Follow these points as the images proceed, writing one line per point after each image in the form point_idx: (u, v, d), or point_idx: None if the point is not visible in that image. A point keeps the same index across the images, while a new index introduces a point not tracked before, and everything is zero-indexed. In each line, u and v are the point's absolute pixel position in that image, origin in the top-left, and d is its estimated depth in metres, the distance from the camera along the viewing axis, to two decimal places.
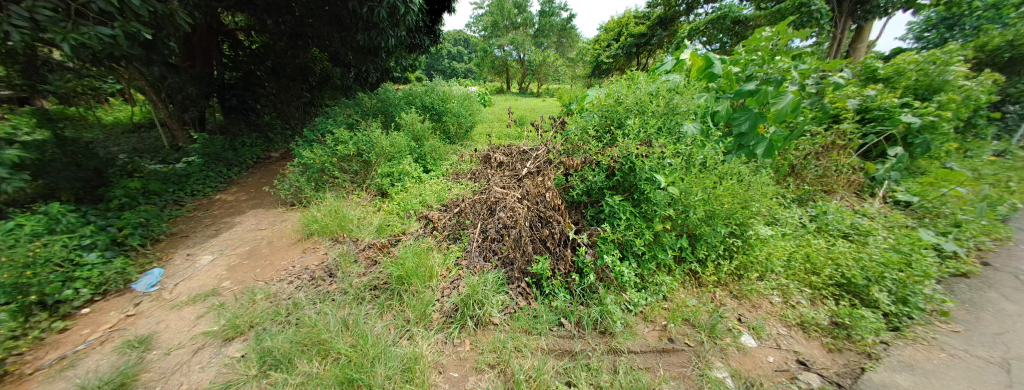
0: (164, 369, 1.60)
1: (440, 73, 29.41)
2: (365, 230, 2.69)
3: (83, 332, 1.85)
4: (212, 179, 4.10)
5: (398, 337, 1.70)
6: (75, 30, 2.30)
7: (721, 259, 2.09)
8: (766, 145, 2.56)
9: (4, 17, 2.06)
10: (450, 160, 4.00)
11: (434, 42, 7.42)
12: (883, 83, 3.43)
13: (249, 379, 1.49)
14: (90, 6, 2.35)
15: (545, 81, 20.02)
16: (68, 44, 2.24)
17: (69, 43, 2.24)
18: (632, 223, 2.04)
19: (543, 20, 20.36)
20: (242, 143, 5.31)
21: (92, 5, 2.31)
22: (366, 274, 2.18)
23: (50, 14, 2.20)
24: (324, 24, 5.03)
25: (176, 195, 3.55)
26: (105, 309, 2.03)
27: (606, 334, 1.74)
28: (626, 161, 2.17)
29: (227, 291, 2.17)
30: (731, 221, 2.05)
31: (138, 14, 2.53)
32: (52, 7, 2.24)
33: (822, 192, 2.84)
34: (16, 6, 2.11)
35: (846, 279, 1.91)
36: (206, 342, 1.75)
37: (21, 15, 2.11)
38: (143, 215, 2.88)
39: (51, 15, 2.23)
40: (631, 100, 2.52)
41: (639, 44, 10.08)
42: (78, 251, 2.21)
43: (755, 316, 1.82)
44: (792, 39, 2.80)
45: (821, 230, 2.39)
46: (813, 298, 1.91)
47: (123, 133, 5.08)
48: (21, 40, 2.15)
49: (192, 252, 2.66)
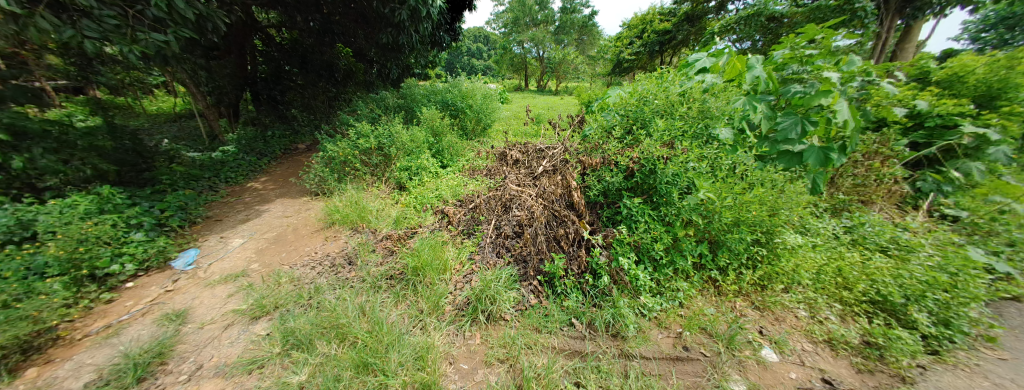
0: (197, 342, 1.72)
1: (460, 70, 29.80)
2: (383, 221, 2.76)
3: (127, 304, 2.02)
4: (244, 167, 4.34)
5: (412, 326, 1.75)
6: (135, 39, 2.61)
7: (744, 268, 2.01)
8: (819, 155, 2.29)
9: (78, 29, 2.39)
10: (467, 157, 4.05)
11: (455, 38, 7.49)
12: (937, 87, 3.13)
13: (273, 356, 1.57)
14: (144, 13, 2.65)
15: (565, 78, 19.75)
16: (134, 53, 2.58)
17: (134, 52, 2.58)
18: (651, 226, 1.98)
19: (564, 17, 20.00)
20: (272, 134, 5.57)
21: (147, 12, 2.61)
22: (383, 264, 2.24)
23: (112, 22, 2.50)
24: (349, 21, 5.26)
25: (212, 181, 3.80)
26: (146, 284, 2.20)
27: (618, 337, 1.72)
28: (646, 163, 2.11)
29: (255, 273, 2.30)
30: (757, 228, 1.95)
31: (184, 16, 2.78)
32: (113, 15, 2.53)
33: (859, 202, 2.65)
34: (86, 20, 2.44)
35: (881, 296, 1.79)
36: (235, 319, 1.86)
37: (91, 27, 2.44)
38: (183, 199, 3.07)
39: (113, 23, 2.52)
40: (659, 101, 2.43)
41: (663, 42, 9.80)
42: (126, 230, 2.39)
43: (778, 330, 1.74)
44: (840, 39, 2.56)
45: (857, 243, 2.23)
46: (842, 315, 1.80)
47: (165, 123, 5.46)
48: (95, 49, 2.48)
49: (224, 236, 2.82)
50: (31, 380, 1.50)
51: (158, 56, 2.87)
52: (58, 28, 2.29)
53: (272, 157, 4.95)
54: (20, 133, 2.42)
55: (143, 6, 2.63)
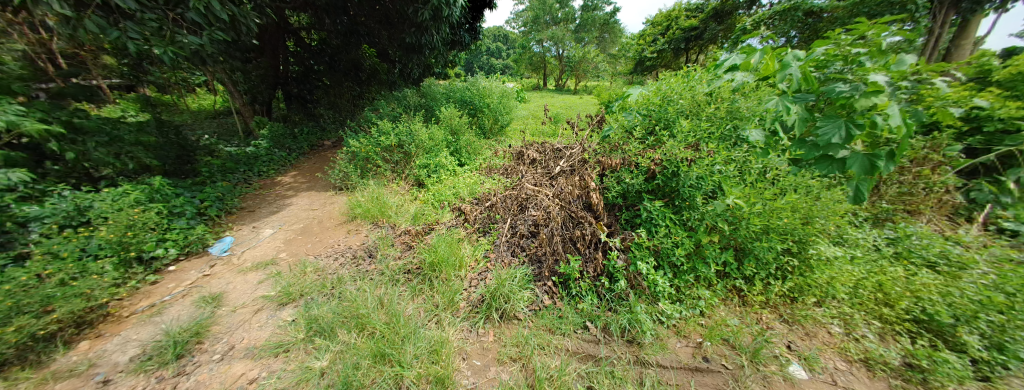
0: (230, 324, 1.82)
1: (480, 69, 30.10)
2: (402, 217, 2.84)
3: (169, 286, 2.18)
4: (276, 162, 4.58)
5: (427, 320, 1.78)
6: (174, 40, 2.78)
7: (773, 279, 1.91)
8: (863, 163, 2.11)
9: (123, 31, 2.58)
10: (484, 155, 4.08)
11: (475, 38, 7.55)
12: (1000, 88, 2.79)
13: (298, 341, 1.65)
14: (184, 16, 2.83)
15: (585, 77, 19.50)
16: (172, 54, 2.76)
17: (172, 53, 2.76)
18: (672, 231, 1.92)
19: (585, 15, 19.74)
20: (302, 131, 5.83)
21: (187, 15, 2.79)
22: (401, 258, 2.30)
23: (154, 24, 2.69)
24: (374, 22, 5.41)
25: (246, 174, 4.03)
26: (187, 268, 2.37)
27: (633, 344, 1.67)
28: (669, 165, 2.04)
29: (283, 262, 2.42)
30: (789, 237, 1.85)
31: (218, 18, 2.94)
32: (156, 17, 2.72)
33: (905, 212, 2.45)
34: (130, 22, 2.63)
35: (928, 316, 1.64)
36: (264, 305, 1.96)
37: (136, 29, 2.63)
38: (220, 190, 3.28)
39: (154, 25, 2.70)
40: (684, 101, 2.35)
41: (689, 39, 9.47)
42: (170, 218, 2.57)
43: (808, 346, 1.65)
44: (893, 35, 2.33)
45: (901, 257, 2.06)
46: (882, 333, 1.67)
47: (207, 120, 5.85)
48: (140, 49, 2.68)
49: (257, 225, 2.98)
50: (84, 352, 1.65)
51: (197, 57, 3.06)
52: (105, 30, 2.51)
53: (301, 153, 5.19)
54: (80, 129, 2.65)
55: (183, 10, 2.82)
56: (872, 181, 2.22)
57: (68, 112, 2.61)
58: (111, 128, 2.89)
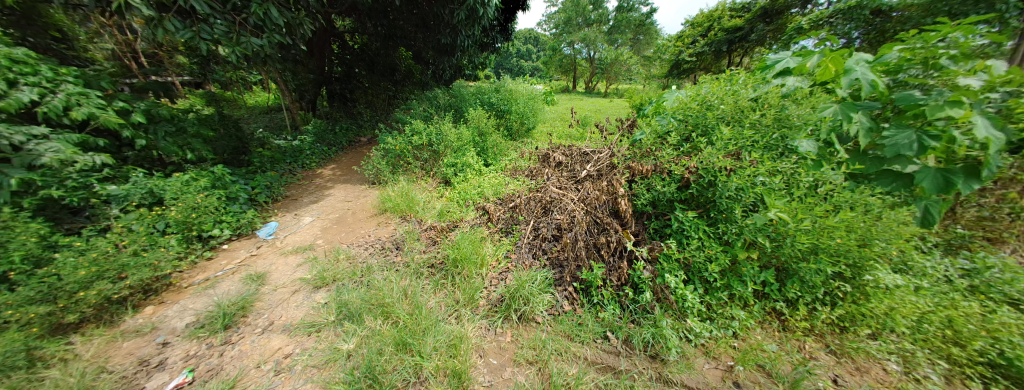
0: (270, 302, 1.96)
1: (510, 71, 30.37)
2: (428, 212, 2.92)
3: (221, 262, 2.39)
4: (317, 155, 4.90)
5: (448, 314, 1.81)
6: (238, 41, 3.07)
7: (819, 305, 1.74)
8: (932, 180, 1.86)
9: (197, 33, 2.88)
10: (510, 156, 4.12)
11: (507, 39, 7.64)
12: None
13: (328, 324, 1.74)
14: (248, 21, 3.12)
15: (616, 81, 19.06)
16: (237, 54, 3.06)
17: (237, 53, 3.06)
18: (705, 244, 1.82)
19: (620, 16, 19.32)
20: (342, 127, 6.20)
21: (250, 20, 3.08)
22: (425, 252, 2.36)
23: (223, 28, 2.99)
24: (412, 25, 5.65)
25: (291, 166, 4.35)
26: (237, 247, 2.59)
27: (657, 360, 1.59)
28: (706, 174, 1.93)
29: (319, 247, 2.58)
30: (841, 260, 1.68)
31: (275, 22, 3.21)
32: (224, 22, 3.03)
33: (985, 240, 2.15)
34: (203, 26, 2.94)
35: (1010, 360, 1.42)
36: (301, 286, 2.09)
37: (207, 32, 2.94)
38: (268, 179, 3.56)
39: (223, 29, 3.00)
40: (725, 107, 2.22)
41: (732, 40, 9.00)
42: (227, 202, 2.83)
43: (858, 382, 1.46)
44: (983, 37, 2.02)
45: (980, 291, 1.80)
46: (949, 376, 1.46)
47: (260, 114, 6.38)
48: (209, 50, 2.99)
49: (298, 213, 3.20)
50: (147, 316, 1.85)
51: (256, 57, 3.37)
52: (182, 32, 2.82)
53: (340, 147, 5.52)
54: (154, 118, 2.96)
55: (247, 14, 3.11)
56: (947, 202, 1.96)
57: (146, 103, 2.94)
58: (177, 119, 3.21)
